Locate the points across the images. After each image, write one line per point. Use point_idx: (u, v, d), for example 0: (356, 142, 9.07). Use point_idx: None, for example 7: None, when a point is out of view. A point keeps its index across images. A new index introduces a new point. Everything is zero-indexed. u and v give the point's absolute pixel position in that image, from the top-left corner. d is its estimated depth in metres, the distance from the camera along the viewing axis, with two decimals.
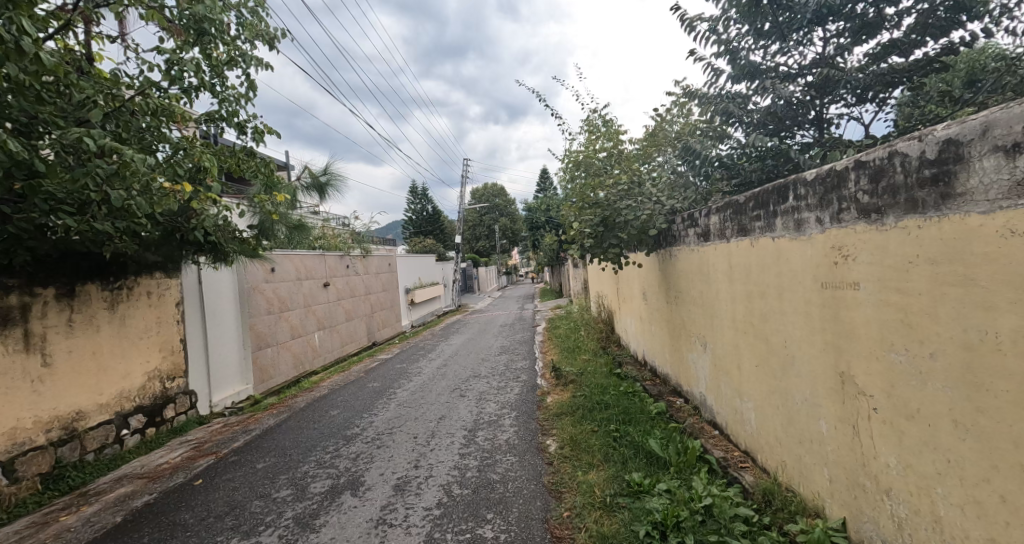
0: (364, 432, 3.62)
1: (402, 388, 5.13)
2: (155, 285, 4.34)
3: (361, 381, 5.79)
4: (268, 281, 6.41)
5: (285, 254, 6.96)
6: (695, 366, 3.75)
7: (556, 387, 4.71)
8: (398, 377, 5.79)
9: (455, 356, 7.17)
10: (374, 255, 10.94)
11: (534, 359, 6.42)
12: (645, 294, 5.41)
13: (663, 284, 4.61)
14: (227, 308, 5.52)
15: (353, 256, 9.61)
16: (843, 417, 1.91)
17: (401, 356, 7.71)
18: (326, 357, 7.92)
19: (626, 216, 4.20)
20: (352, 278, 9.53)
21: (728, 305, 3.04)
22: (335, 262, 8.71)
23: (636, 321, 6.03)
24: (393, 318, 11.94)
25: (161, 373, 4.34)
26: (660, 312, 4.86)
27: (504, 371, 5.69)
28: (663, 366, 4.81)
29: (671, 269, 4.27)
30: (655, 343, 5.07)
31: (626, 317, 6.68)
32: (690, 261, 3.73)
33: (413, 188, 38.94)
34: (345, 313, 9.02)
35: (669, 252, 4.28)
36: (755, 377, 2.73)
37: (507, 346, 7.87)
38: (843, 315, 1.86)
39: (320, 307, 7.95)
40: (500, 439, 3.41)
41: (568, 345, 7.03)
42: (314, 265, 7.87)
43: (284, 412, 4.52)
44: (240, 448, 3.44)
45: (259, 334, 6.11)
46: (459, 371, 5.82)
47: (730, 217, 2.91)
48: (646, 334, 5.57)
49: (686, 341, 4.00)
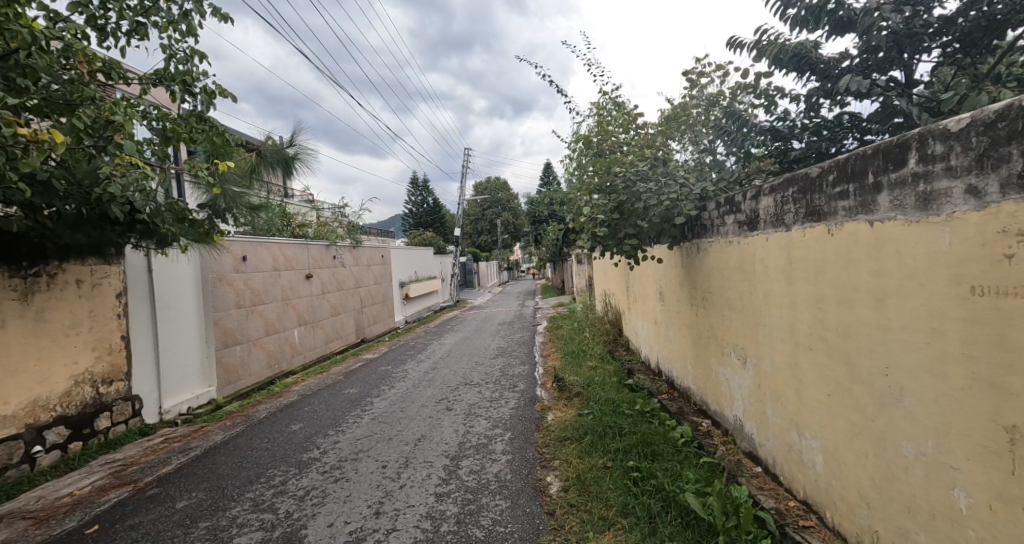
0: (323, 457, 2.96)
1: (381, 396, 4.47)
2: (89, 273, 3.69)
3: (338, 385, 5.13)
4: (238, 271, 5.76)
5: (259, 241, 6.32)
6: (730, 383, 3.08)
7: (558, 401, 4.06)
8: (381, 381, 5.13)
9: (447, 358, 6.51)
10: (365, 246, 10.29)
11: (534, 364, 5.75)
12: (663, 295, 4.74)
13: (686, 284, 3.94)
14: (185, 300, 4.87)
15: (341, 246, 8.95)
16: (1008, 495, 1.23)
17: (389, 356, 7.05)
18: (307, 356, 7.28)
19: (645, 201, 3.53)
20: (339, 270, 8.89)
21: (782, 312, 2.37)
22: (320, 252, 8.07)
23: (650, 325, 5.37)
24: (385, 314, 11.31)
25: (96, 376, 3.71)
26: (681, 317, 4.19)
27: (499, 379, 5.03)
28: (683, 379, 4.14)
29: (698, 265, 3.60)
30: (674, 351, 4.41)
31: (637, 319, 6.01)
32: (726, 255, 3.05)
33: (414, 180, 38.24)
34: (331, 308, 8.38)
35: (696, 245, 3.60)
36: (823, 409, 2.06)
37: (505, 347, 7.22)
38: (1017, 341, 1.18)
39: (301, 300, 7.31)
40: (489, 472, 2.73)
41: (572, 348, 6.38)
42: (295, 255, 7.24)
43: (240, 423, 3.88)
44: (167, 477, 2.78)
45: (226, 330, 5.48)
46: (449, 377, 5.17)
47: (792, 197, 2.23)
48: (662, 340, 4.90)
49: (717, 352, 3.33)
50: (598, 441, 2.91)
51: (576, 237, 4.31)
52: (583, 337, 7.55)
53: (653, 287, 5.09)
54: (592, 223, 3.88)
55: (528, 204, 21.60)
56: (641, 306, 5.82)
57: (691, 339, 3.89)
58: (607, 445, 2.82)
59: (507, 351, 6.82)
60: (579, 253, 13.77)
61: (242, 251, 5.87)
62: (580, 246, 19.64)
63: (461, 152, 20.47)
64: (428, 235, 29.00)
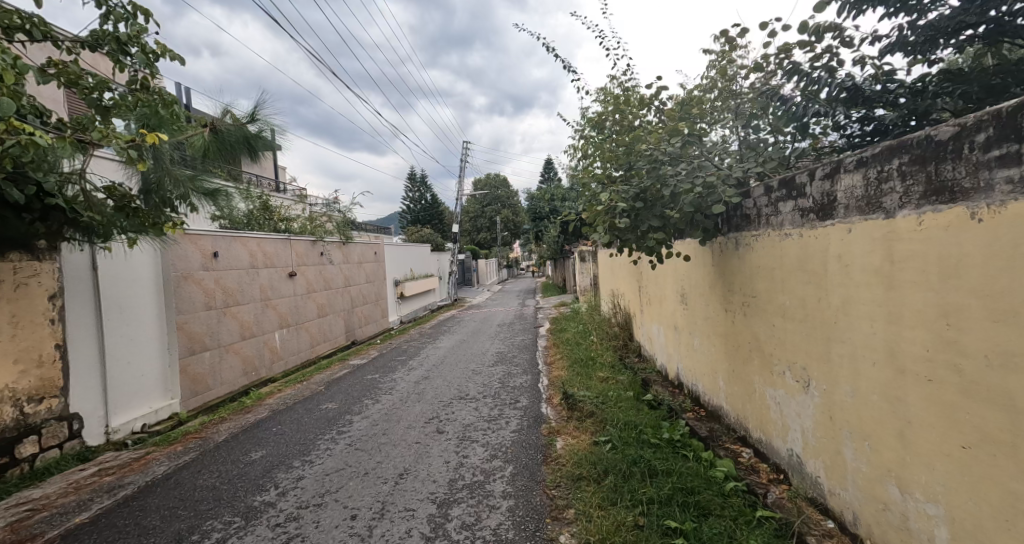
0: (278, 503, 2.38)
1: (362, 414, 3.88)
2: (11, 272, 3.10)
3: (317, 398, 4.55)
4: (207, 269, 5.16)
5: (234, 235, 5.73)
6: (784, 410, 2.50)
7: (568, 423, 3.49)
8: (365, 394, 4.56)
9: (441, 365, 5.94)
10: (356, 242, 9.70)
11: (538, 374, 5.17)
12: (685, 298, 4.16)
13: (719, 285, 3.35)
14: (141, 301, 4.29)
15: (330, 242, 8.37)
16: None
17: (379, 361, 6.48)
18: (289, 361, 6.71)
19: (673, 186, 2.95)
20: (327, 268, 8.30)
21: (872, 327, 1.79)
22: (304, 248, 7.48)
23: (668, 331, 4.78)
24: (378, 314, 10.74)
25: (21, 393, 3.13)
26: (710, 323, 3.61)
27: (499, 392, 4.45)
28: (712, 396, 3.57)
29: (737, 264, 3.02)
30: (700, 362, 3.84)
31: (652, 322, 5.45)
32: (780, 252, 2.47)
33: (412, 177, 37.62)
34: (316, 309, 7.80)
35: (734, 239, 3.02)
36: (951, 465, 1.48)
37: (504, 352, 6.65)
38: None
39: (282, 300, 6.73)
40: (485, 525, 2.15)
41: (579, 355, 5.79)
42: (276, 250, 6.64)
43: (194, 447, 3.30)
44: (77, 531, 2.19)
45: (193, 335, 4.90)
46: (442, 390, 4.59)
47: (898, 172, 1.64)
48: (683, 348, 4.34)
49: (762, 368, 2.76)
50: (622, 485, 2.34)
51: (589, 230, 3.73)
52: (590, 341, 6.98)
53: (673, 287, 4.50)
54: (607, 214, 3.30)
55: (528, 201, 20.98)
56: (656, 309, 5.23)
57: (724, 349, 3.32)
58: (634, 492, 2.25)
59: (507, 357, 6.22)
60: (582, 250, 13.16)
61: (212, 246, 5.28)
62: (583, 243, 19.01)
63: (460, 146, 19.87)
64: (427, 233, 28.40)
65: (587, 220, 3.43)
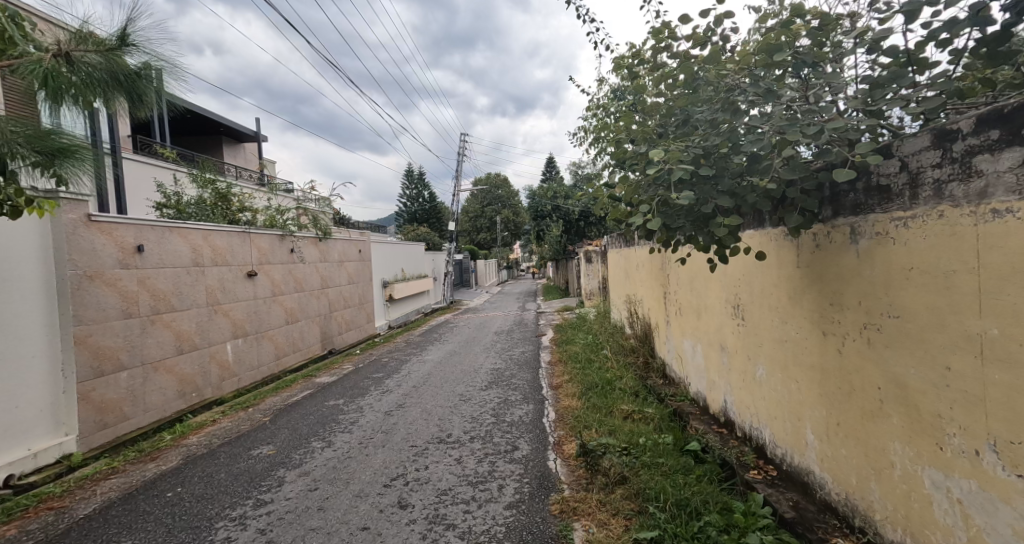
0: None
1: (299, 470, 2.83)
2: None
3: (255, 435, 3.50)
4: (126, 268, 4.11)
5: (170, 225, 4.67)
6: (974, 516, 1.45)
7: (587, 493, 2.42)
8: (317, 432, 3.50)
9: (424, 387, 4.90)
10: (336, 238, 8.69)
11: (543, 403, 4.10)
12: (742, 311, 3.11)
13: (811, 296, 2.29)
14: (18, 309, 3.24)
15: (301, 237, 7.35)
16: None
17: (350, 380, 5.41)
18: (244, 378, 5.68)
19: (762, 143, 1.90)
20: (299, 267, 7.28)
21: None
22: (268, 244, 6.41)
23: (712, 351, 3.73)
24: (362, 319, 9.71)
25: None
26: (788, 348, 2.55)
27: (491, 433, 3.40)
28: (793, 453, 2.52)
29: (853, 267, 1.97)
30: (769, 402, 2.78)
31: (685, 337, 4.40)
32: (978, 243, 1.41)
33: (411, 174, 36.54)
34: (283, 315, 6.74)
35: (849, 227, 1.97)
36: None
37: (500, 369, 5.62)
38: None
39: (237, 305, 5.67)
40: None
41: (594, 377, 4.73)
42: (229, 246, 5.57)
43: (37, 528, 2.23)
44: None
45: (104, 351, 3.85)
46: (418, 428, 3.54)
47: None
48: (736, 378, 3.29)
49: (910, 434, 1.70)
50: None
51: (619, 216, 2.69)
52: (601, 355, 5.95)
53: (722, 295, 3.46)
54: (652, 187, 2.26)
55: (529, 199, 19.88)
56: (693, 320, 4.17)
57: (818, 390, 2.27)
58: None
59: (503, 378, 5.15)
60: (588, 251, 12.13)
61: (136, 239, 4.22)
62: (586, 245, 17.91)
63: (459, 141, 18.79)
64: (422, 233, 27.43)
65: (621, 199, 2.39)
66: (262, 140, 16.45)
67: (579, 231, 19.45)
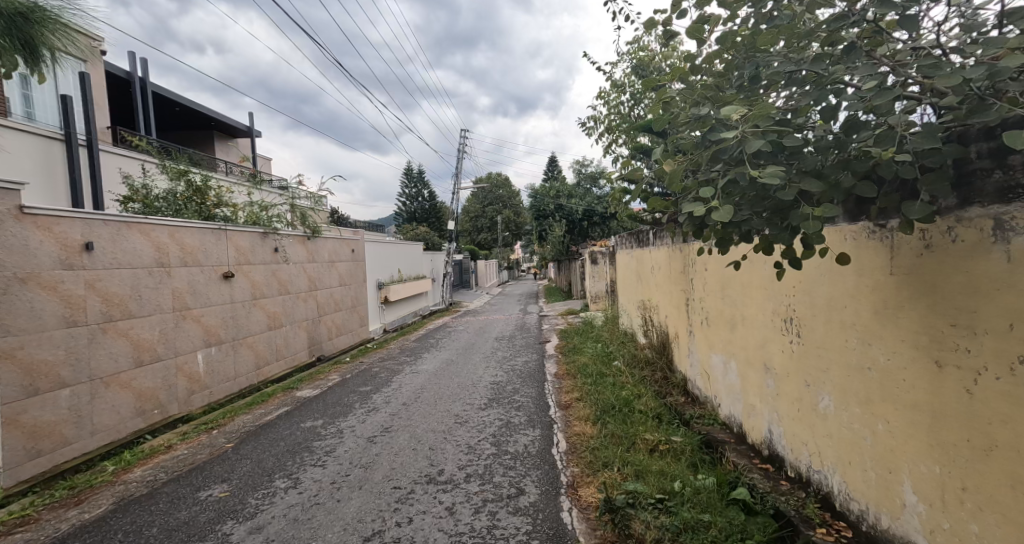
0: None
1: (251, 523, 2.28)
2: None
3: (209, 470, 2.94)
4: (70, 269, 3.56)
5: (128, 220, 4.12)
6: None
7: None
8: (285, 466, 2.96)
9: (416, 404, 4.34)
10: (326, 236, 8.15)
11: (552, 429, 3.55)
12: (799, 326, 2.54)
13: (916, 313, 1.73)
14: None
15: (286, 235, 6.80)
16: None
17: (335, 394, 4.87)
18: (217, 391, 5.12)
19: (878, 100, 1.35)
20: (284, 268, 6.73)
21: None
22: (247, 243, 5.87)
23: (751, 371, 3.17)
24: (354, 322, 9.16)
25: None
26: (872, 377, 1.98)
27: (492, 470, 2.84)
28: (882, 515, 1.95)
29: (997, 277, 1.41)
30: (840, 442, 2.22)
31: (715, 351, 3.86)
32: None
33: (410, 174, 36.02)
34: (265, 320, 6.20)
35: (993, 222, 1.41)
36: None
37: (502, 383, 5.06)
38: None
39: (210, 310, 5.13)
40: None
41: (608, 395, 4.18)
42: (201, 245, 5.02)
43: None
44: None
45: (39, 367, 3.29)
46: (404, 461, 2.99)
47: None
48: (788, 407, 2.73)
49: None
50: None
51: (655, 208, 2.13)
52: (613, 368, 5.39)
53: (767, 306, 2.91)
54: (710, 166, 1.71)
55: (531, 198, 19.32)
56: (725, 333, 3.62)
57: (927, 437, 1.70)
58: None
59: (504, 394, 4.60)
60: (594, 252, 11.59)
61: (83, 237, 3.67)
62: (590, 245, 17.35)
63: (460, 138, 18.23)
64: (422, 232, 26.90)
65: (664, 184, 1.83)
66: (256, 135, 15.91)
67: (582, 231, 18.91)
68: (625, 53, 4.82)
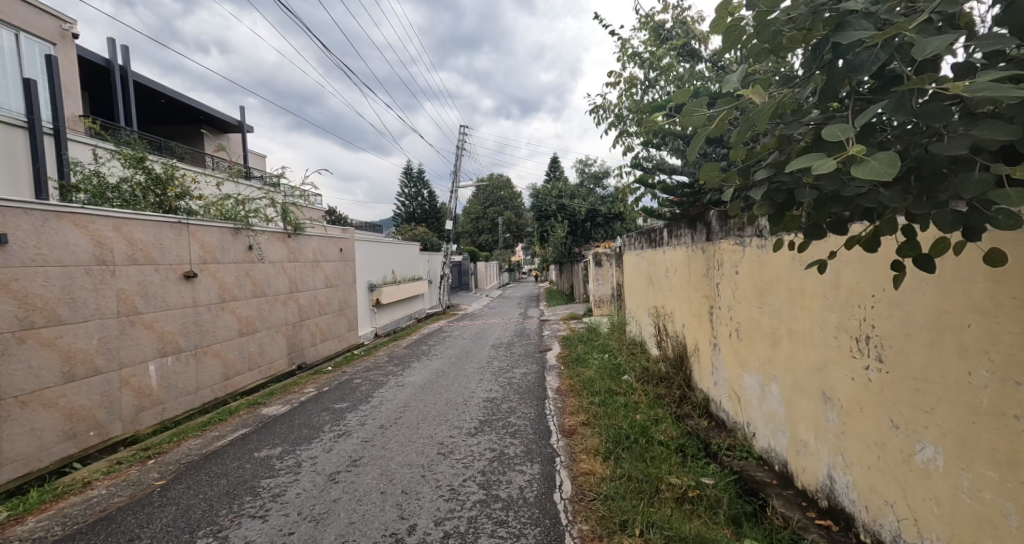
0: None
1: None
2: None
3: (118, 524, 2.31)
4: None
5: (59, 210, 3.53)
6: None
7: None
8: (214, 518, 2.33)
9: (394, 427, 3.73)
10: (310, 234, 7.55)
11: (553, 465, 2.94)
12: (881, 347, 1.93)
13: None
14: None
15: (261, 231, 6.19)
16: None
17: (305, 412, 4.26)
18: (172, 408, 4.50)
19: None
20: (260, 267, 6.13)
21: None
22: (214, 240, 5.29)
23: (800, 399, 2.56)
24: (341, 327, 8.54)
25: None
26: (1021, 428, 1.37)
27: (474, 529, 2.22)
28: None
29: None
30: (954, 514, 1.60)
31: (748, 370, 3.26)
32: None
33: (410, 173, 35.50)
34: (235, 326, 5.61)
35: None
36: None
37: (496, 401, 4.44)
38: None
39: (168, 315, 4.54)
40: None
41: (619, 418, 3.57)
42: (157, 242, 4.44)
43: None
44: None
45: None
46: (367, 513, 2.36)
47: None
48: (857, 450, 2.11)
49: None
50: None
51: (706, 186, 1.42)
52: (623, 384, 4.77)
53: (828, 320, 2.29)
54: (817, 107, 1.18)
55: (532, 197, 18.70)
56: (763, 349, 3.02)
57: None
58: None
59: (498, 415, 3.99)
60: (599, 253, 10.99)
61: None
62: (594, 247, 16.73)
63: (459, 134, 17.63)
64: (421, 233, 26.36)
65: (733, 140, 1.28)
66: (247, 130, 15.35)
67: (585, 232, 18.29)
68: (640, 26, 4.22)
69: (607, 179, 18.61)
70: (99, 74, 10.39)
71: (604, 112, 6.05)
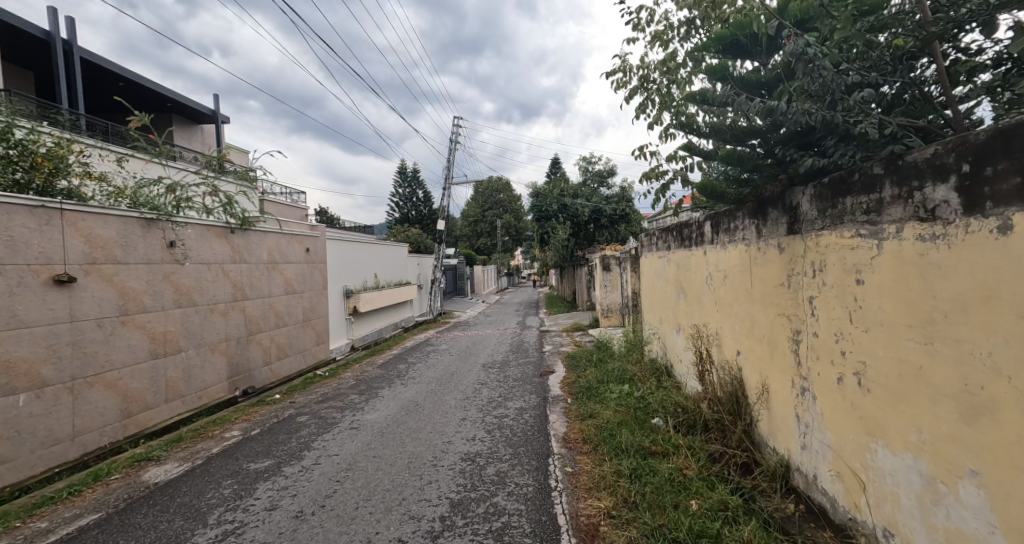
0: None
1: None
2: None
3: None
4: None
5: None
6: None
7: None
8: None
9: (317, 517, 2.43)
10: (264, 229, 6.26)
11: None
12: None
13: None
14: None
15: (185, 222, 4.85)
16: None
17: (201, 480, 2.94)
18: (22, 468, 3.19)
19: None
20: (186, 269, 4.85)
21: None
22: (112, 233, 4.01)
23: None
24: (306, 342, 7.24)
25: None
26: None
27: None
28: None
29: None
30: None
31: (887, 446, 1.96)
32: None
33: (405, 174, 34.33)
34: (146, 346, 4.30)
35: None
36: None
37: (478, 462, 3.14)
38: None
39: (22, 335, 3.25)
40: None
41: (670, 516, 2.26)
42: (3, 232, 3.17)
43: None
44: None
45: None
46: None
47: None
48: None
49: None
50: None
51: None
52: (655, 434, 3.47)
53: None
54: None
55: (531, 198, 17.49)
56: (932, 417, 1.73)
57: None
58: None
59: (478, 493, 2.69)
60: (605, 257, 9.74)
61: None
62: (598, 250, 15.42)
63: (452, 128, 16.43)
64: (414, 234, 25.21)
65: None
66: (222, 120, 14.14)
67: (587, 235, 17.06)
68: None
69: (611, 178, 17.34)
70: (39, 49, 9.13)
71: (625, 77, 4.78)
